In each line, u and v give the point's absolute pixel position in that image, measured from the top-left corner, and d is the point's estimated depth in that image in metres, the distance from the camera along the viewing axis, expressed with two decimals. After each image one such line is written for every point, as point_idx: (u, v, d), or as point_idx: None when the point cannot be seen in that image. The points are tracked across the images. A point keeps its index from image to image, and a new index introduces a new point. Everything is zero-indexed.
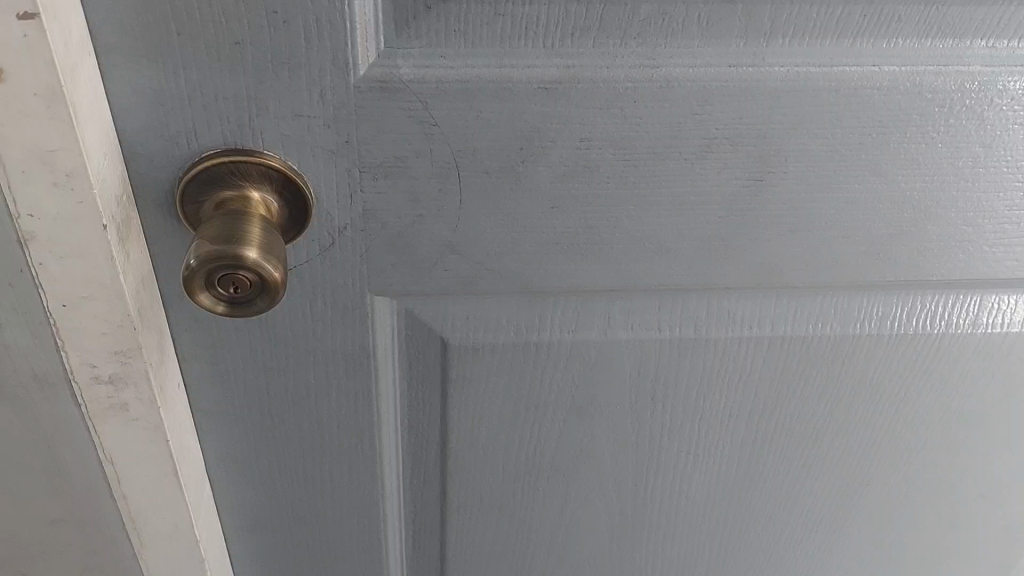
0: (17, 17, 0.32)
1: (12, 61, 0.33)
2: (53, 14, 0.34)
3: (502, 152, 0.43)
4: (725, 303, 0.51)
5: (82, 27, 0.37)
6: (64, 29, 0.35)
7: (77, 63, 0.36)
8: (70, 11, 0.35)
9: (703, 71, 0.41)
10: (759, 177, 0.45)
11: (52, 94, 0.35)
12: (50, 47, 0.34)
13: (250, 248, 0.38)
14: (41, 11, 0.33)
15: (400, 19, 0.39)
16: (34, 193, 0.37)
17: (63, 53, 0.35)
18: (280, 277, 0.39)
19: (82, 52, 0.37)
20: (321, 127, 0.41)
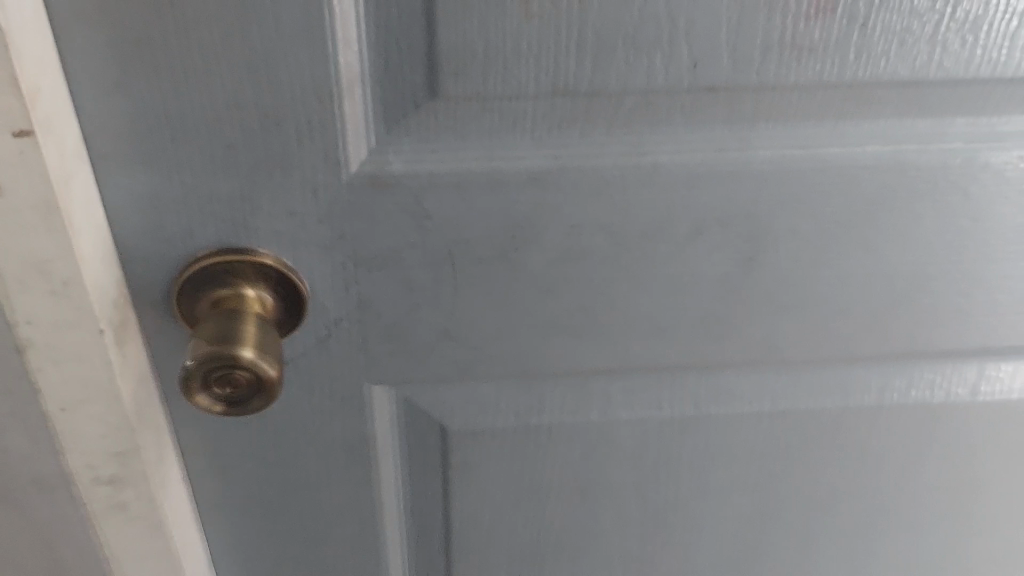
0: (13, 135, 0.33)
1: (8, 177, 0.34)
2: (48, 129, 0.34)
3: (494, 240, 0.44)
4: (723, 380, 0.51)
5: (77, 138, 0.37)
6: (59, 143, 0.35)
7: (73, 174, 0.36)
8: (66, 124, 0.36)
9: (689, 157, 0.42)
10: (750, 256, 0.45)
11: (48, 207, 0.35)
12: (44, 161, 0.34)
13: (245, 346, 0.39)
14: (36, 128, 0.33)
15: (390, 117, 0.40)
16: (31, 302, 0.38)
17: (58, 166, 0.35)
18: (276, 374, 0.39)
19: (77, 162, 0.37)
20: (314, 224, 0.42)
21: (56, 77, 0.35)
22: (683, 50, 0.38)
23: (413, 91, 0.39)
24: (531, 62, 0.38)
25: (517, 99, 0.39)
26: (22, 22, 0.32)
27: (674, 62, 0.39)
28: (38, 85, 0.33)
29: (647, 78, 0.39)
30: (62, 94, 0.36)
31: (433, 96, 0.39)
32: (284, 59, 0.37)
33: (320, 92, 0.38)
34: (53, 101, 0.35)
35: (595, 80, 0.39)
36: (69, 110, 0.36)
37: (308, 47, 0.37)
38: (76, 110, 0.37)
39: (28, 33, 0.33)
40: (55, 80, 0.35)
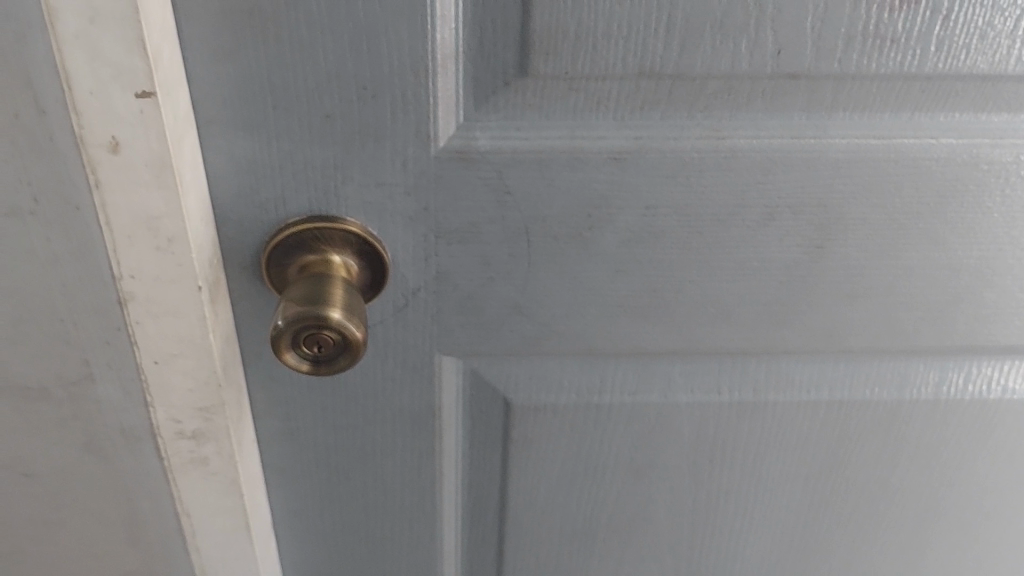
0: (136, 95, 0.35)
1: (128, 135, 0.36)
2: (167, 92, 0.36)
3: (571, 218, 0.45)
4: (784, 366, 0.52)
5: (187, 102, 0.39)
6: (175, 106, 0.37)
7: (184, 137, 0.39)
8: (179, 88, 0.38)
9: (767, 141, 0.43)
10: (819, 243, 0.46)
11: (161, 167, 0.37)
12: (163, 122, 0.36)
13: (333, 309, 0.40)
14: (157, 90, 0.35)
15: (480, 94, 0.41)
16: (136, 257, 0.40)
17: (172, 128, 0.37)
18: (361, 336, 0.40)
19: (187, 125, 0.39)
20: (401, 195, 0.44)
21: (173, 43, 0.37)
22: (769, 36, 0.39)
23: (505, 68, 0.40)
24: (620, 44, 0.39)
25: (604, 79, 0.41)
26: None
27: (759, 48, 0.39)
28: (160, 50, 0.36)
29: (731, 62, 0.40)
30: (178, 59, 0.38)
31: (523, 73, 0.40)
32: (385, 32, 0.39)
33: (417, 66, 0.40)
34: (171, 66, 0.37)
35: (682, 63, 0.40)
36: (183, 75, 0.39)
37: (409, 22, 0.38)
38: (188, 75, 0.39)
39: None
40: (173, 46, 0.37)
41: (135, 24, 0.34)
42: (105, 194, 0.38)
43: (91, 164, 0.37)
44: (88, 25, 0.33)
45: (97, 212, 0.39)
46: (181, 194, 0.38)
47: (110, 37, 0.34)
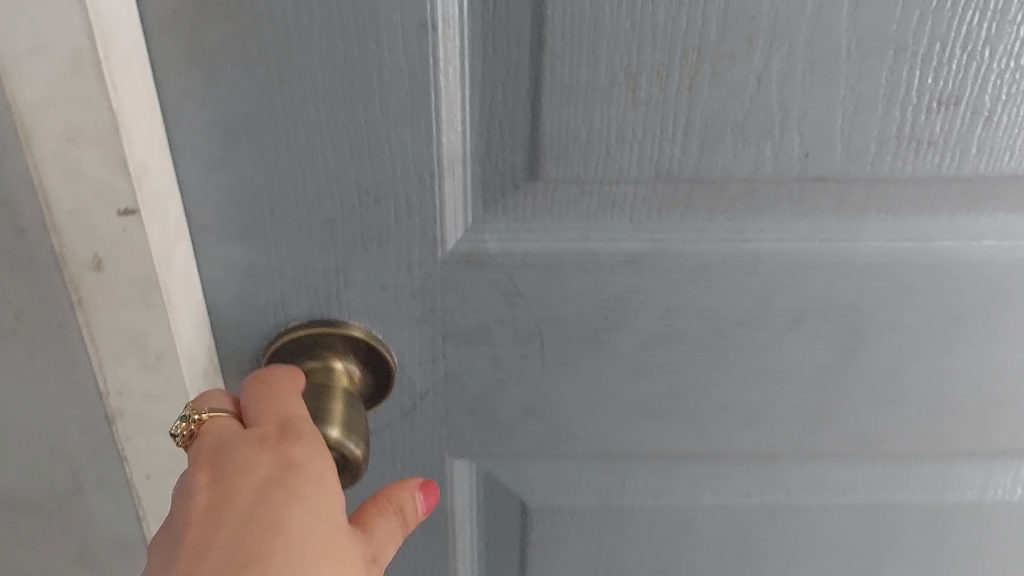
0: (118, 212, 0.34)
1: (112, 251, 0.35)
2: (156, 208, 0.35)
3: (587, 320, 0.42)
4: (817, 469, 0.49)
5: (178, 213, 0.38)
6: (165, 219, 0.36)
7: (175, 250, 0.37)
8: (169, 199, 0.37)
9: (793, 245, 0.40)
10: (851, 348, 0.44)
11: (146, 285, 0.36)
12: (150, 240, 0.35)
13: (331, 426, 0.38)
14: (142, 207, 0.34)
15: (488, 196, 0.39)
16: (123, 373, 0.39)
17: (161, 244, 0.35)
18: (362, 454, 0.38)
19: (177, 236, 0.38)
20: (407, 298, 0.42)
21: (162, 155, 0.36)
22: (794, 139, 0.37)
23: (514, 172, 0.38)
24: (635, 147, 0.37)
25: (619, 182, 0.38)
26: (138, 103, 0.33)
27: (784, 152, 0.37)
28: (147, 164, 0.34)
29: (754, 166, 0.37)
30: (167, 171, 0.36)
31: (533, 178, 0.38)
32: (387, 138, 0.37)
33: (421, 171, 0.38)
34: (159, 179, 0.35)
35: (700, 166, 0.37)
36: (173, 186, 0.37)
37: (412, 126, 0.36)
38: (178, 185, 0.38)
39: (138, 110, 0.33)
40: (162, 157, 0.36)
41: (117, 142, 0.32)
42: (89, 311, 0.37)
43: (74, 282, 0.37)
44: (67, 143, 0.32)
45: (81, 327, 0.38)
46: (170, 312, 0.37)
47: (91, 156, 0.32)
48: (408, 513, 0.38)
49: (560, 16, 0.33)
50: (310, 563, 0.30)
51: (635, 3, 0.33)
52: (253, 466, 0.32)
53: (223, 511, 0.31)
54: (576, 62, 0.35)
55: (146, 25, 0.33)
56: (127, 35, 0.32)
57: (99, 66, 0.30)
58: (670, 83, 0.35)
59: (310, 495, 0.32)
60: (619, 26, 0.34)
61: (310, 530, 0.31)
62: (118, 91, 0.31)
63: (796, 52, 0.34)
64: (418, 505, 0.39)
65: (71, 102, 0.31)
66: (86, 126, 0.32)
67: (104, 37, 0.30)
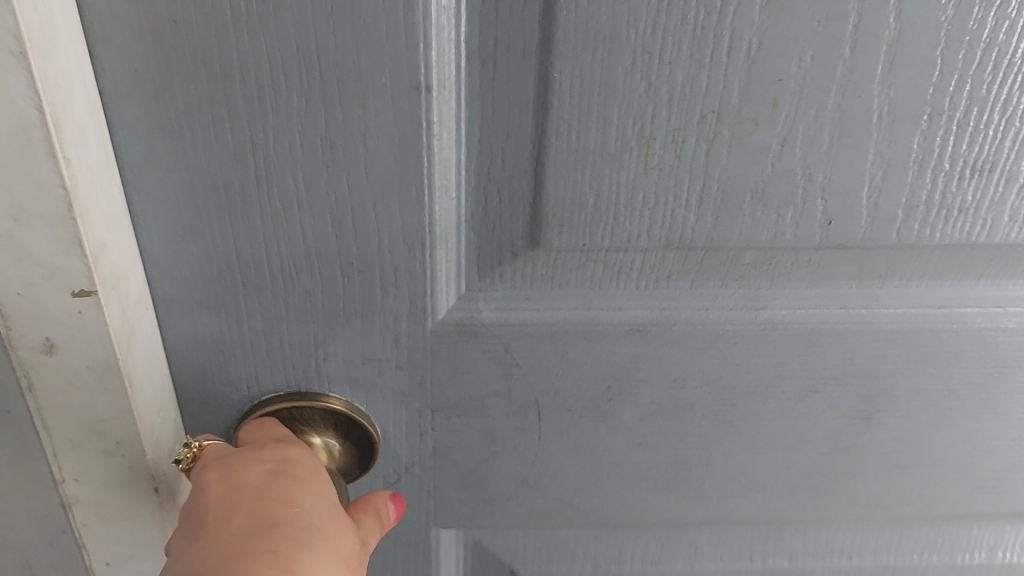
0: (71, 294, 0.30)
1: (65, 334, 0.31)
2: (115, 286, 0.31)
3: (587, 391, 0.39)
4: (824, 534, 0.47)
5: (140, 283, 0.34)
6: (124, 295, 0.32)
7: (138, 326, 0.33)
8: (131, 270, 0.33)
9: (810, 312, 0.37)
10: (867, 415, 0.41)
11: (104, 370, 0.32)
12: (108, 321, 0.31)
13: None
14: (98, 287, 0.30)
15: (484, 264, 0.36)
16: (80, 459, 0.35)
17: (121, 324, 0.32)
18: None
19: (140, 310, 0.34)
20: (393, 370, 0.38)
21: (122, 223, 0.32)
22: (818, 206, 0.34)
23: (512, 239, 0.35)
24: (645, 215, 0.34)
25: (626, 250, 0.35)
26: (94, 174, 0.29)
27: (806, 220, 0.34)
28: (105, 239, 0.30)
29: (773, 234, 0.34)
30: (128, 239, 0.33)
31: (534, 245, 0.35)
32: (373, 207, 0.33)
33: (412, 240, 0.34)
34: (119, 252, 0.31)
35: (715, 235, 0.34)
36: (134, 255, 0.33)
37: (401, 194, 0.33)
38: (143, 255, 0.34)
39: (94, 181, 0.29)
40: (122, 227, 0.32)
41: (70, 222, 0.28)
42: (40, 398, 0.33)
43: (21, 367, 0.32)
44: (12, 223, 0.28)
45: (30, 415, 0.34)
46: (132, 395, 0.33)
47: (39, 236, 0.28)
48: (384, 514, 0.36)
49: (568, 77, 0.30)
50: (321, 531, 0.31)
51: (650, 66, 0.30)
52: (258, 458, 0.33)
53: (239, 491, 0.31)
54: (584, 125, 0.31)
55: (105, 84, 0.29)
56: (80, 99, 0.28)
57: (50, 141, 0.26)
58: (686, 148, 0.32)
59: (311, 481, 0.33)
60: (632, 88, 0.30)
61: (316, 509, 0.32)
62: (72, 166, 0.27)
63: (824, 116, 0.31)
64: (390, 510, 0.37)
65: (17, 180, 0.27)
66: (34, 205, 0.28)
67: (56, 107, 0.26)
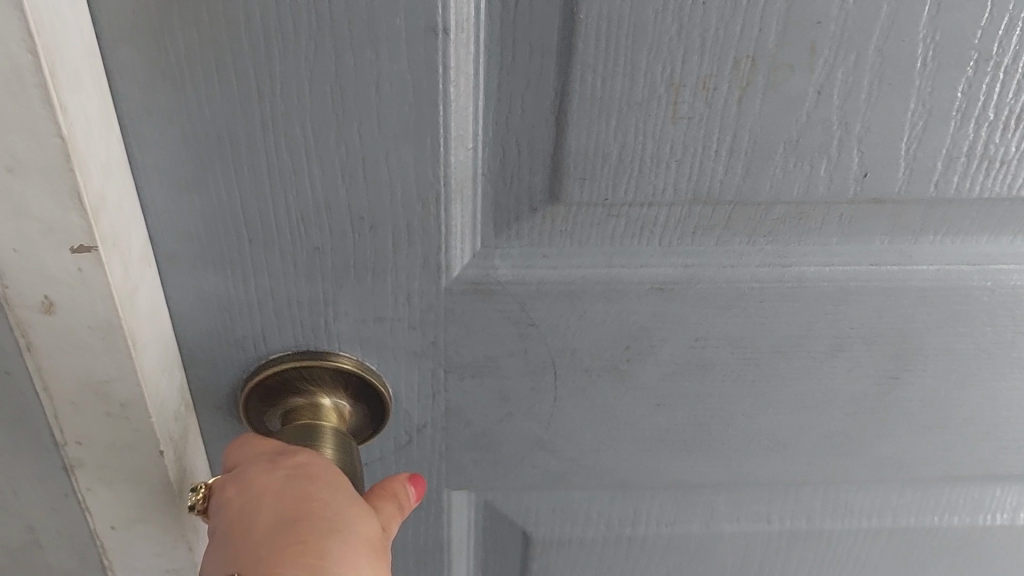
0: (72, 250, 0.28)
1: (66, 294, 0.29)
2: (117, 242, 0.29)
3: (606, 350, 0.38)
4: (844, 495, 0.46)
5: (142, 238, 0.32)
6: (126, 251, 0.30)
7: (141, 284, 0.32)
8: (133, 224, 0.31)
9: (840, 270, 0.36)
10: (894, 375, 0.40)
11: (107, 330, 0.30)
12: (110, 279, 0.29)
13: None
14: (99, 244, 0.28)
15: (500, 219, 0.34)
16: (82, 423, 0.34)
17: (123, 281, 0.30)
18: None
19: (142, 266, 0.32)
20: (405, 329, 0.37)
21: (122, 175, 0.30)
22: (853, 158, 0.32)
23: (531, 193, 0.33)
24: (672, 167, 0.32)
25: (650, 204, 0.33)
26: (93, 121, 0.27)
27: (841, 172, 0.32)
28: (105, 192, 0.28)
29: (805, 187, 0.33)
30: (128, 191, 0.31)
31: (553, 200, 0.33)
32: (386, 159, 0.31)
33: (426, 194, 0.33)
34: (119, 205, 0.30)
35: (745, 188, 0.33)
36: (135, 208, 0.32)
37: (415, 146, 0.31)
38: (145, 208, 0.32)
39: (93, 131, 0.27)
40: (122, 177, 0.30)
41: (68, 174, 0.26)
42: (40, 359, 0.32)
43: (20, 327, 0.31)
44: (9, 175, 0.26)
45: (30, 375, 0.32)
46: (136, 356, 0.32)
47: (37, 189, 0.27)
48: (404, 499, 0.35)
49: (595, 19, 0.28)
50: (348, 526, 0.30)
51: (683, 7, 0.28)
52: (267, 474, 0.32)
53: (255, 506, 0.30)
54: (610, 72, 0.29)
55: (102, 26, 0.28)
56: (76, 41, 0.26)
57: (45, 86, 0.24)
58: (718, 96, 0.30)
59: (326, 476, 0.32)
60: (663, 32, 0.29)
61: (338, 503, 0.30)
62: (70, 113, 0.26)
63: (865, 62, 0.30)
64: (411, 494, 0.35)
65: (10, 129, 0.25)
66: (29, 155, 0.26)
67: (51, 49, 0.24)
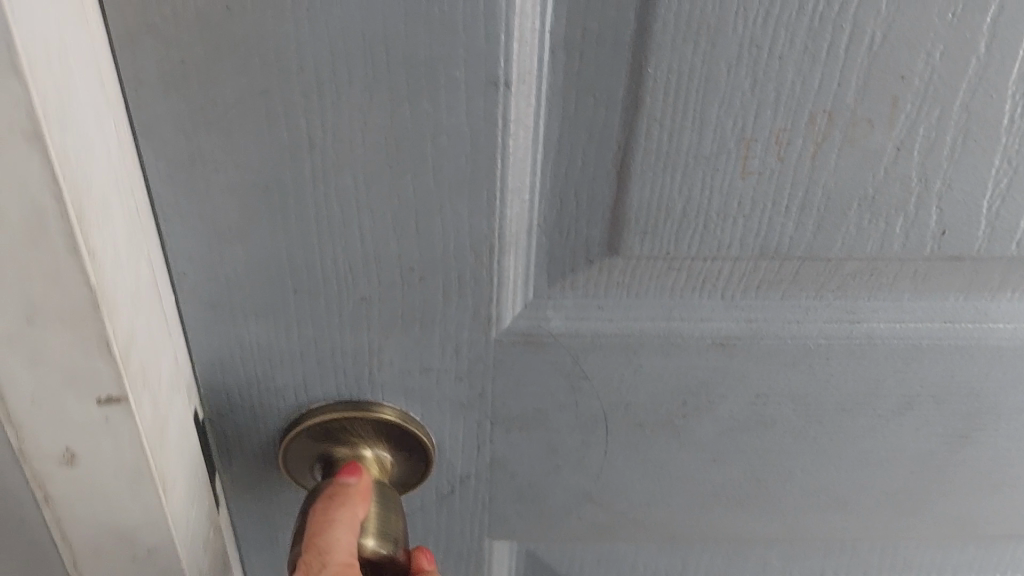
0: (98, 400, 0.27)
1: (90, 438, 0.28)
2: (146, 379, 0.28)
3: (662, 405, 0.36)
4: (902, 551, 0.44)
5: (169, 369, 0.31)
6: (155, 395, 0.29)
7: (169, 420, 0.31)
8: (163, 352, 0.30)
9: (912, 326, 0.34)
10: (963, 433, 0.38)
11: (135, 475, 0.29)
12: (138, 426, 0.28)
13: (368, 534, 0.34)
14: (127, 394, 0.27)
15: (555, 270, 0.33)
16: (106, 567, 0.33)
17: (152, 426, 0.29)
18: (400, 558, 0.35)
19: (172, 394, 0.31)
20: (452, 381, 0.36)
21: (154, 310, 0.29)
22: (931, 216, 0.30)
23: (589, 245, 0.32)
24: (739, 223, 0.31)
25: (714, 258, 0.32)
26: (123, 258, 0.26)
27: (918, 228, 0.31)
28: (134, 330, 0.27)
29: (879, 245, 0.31)
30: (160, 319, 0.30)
31: (612, 252, 0.32)
32: (439, 211, 0.30)
33: (479, 246, 0.31)
34: (149, 339, 0.29)
35: (816, 244, 0.31)
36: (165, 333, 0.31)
37: (470, 198, 0.30)
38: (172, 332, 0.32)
39: (122, 273, 0.26)
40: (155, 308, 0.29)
41: (96, 322, 0.25)
42: (59, 508, 0.31)
43: (38, 478, 0.30)
44: (27, 324, 0.25)
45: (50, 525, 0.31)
46: (164, 496, 0.31)
47: (60, 336, 0.25)
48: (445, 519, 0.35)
49: (664, 73, 0.27)
50: None
51: (758, 61, 0.26)
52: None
53: None
54: (678, 125, 0.28)
55: (124, 148, 0.27)
56: (102, 178, 0.25)
57: (71, 231, 0.23)
58: (791, 152, 0.29)
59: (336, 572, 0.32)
60: (736, 85, 0.27)
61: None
62: (98, 258, 0.24)
63: (950, 117, 0.28)
64: None
65: (32, 276, 0.24)
66: (52, 302, 0.24)
67: (80, 191, 0.23)
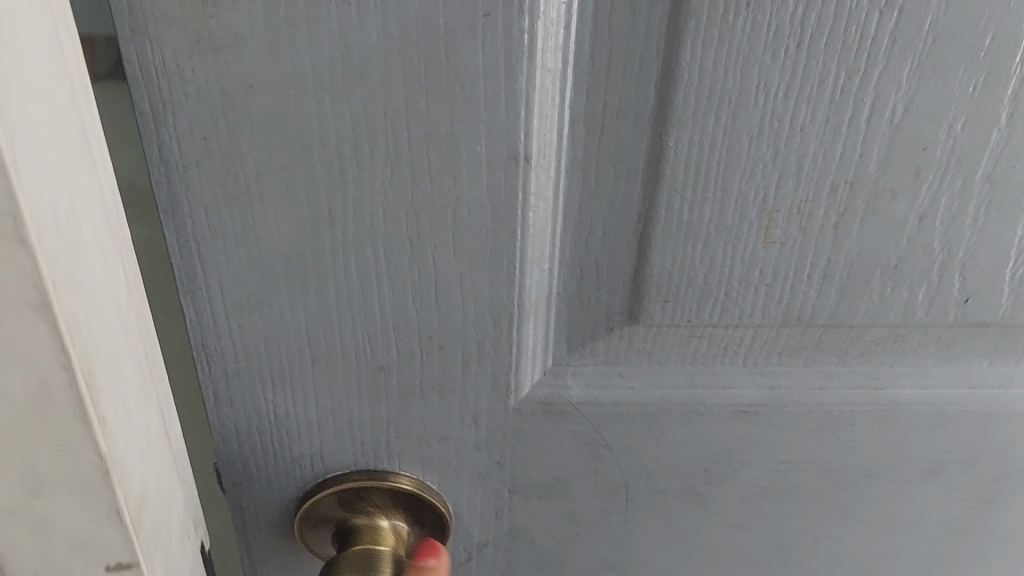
0: (107, 569, 0.25)
1: None
2: (156, 545, 0.27)
3: (684, 473, 0.36)
4: None
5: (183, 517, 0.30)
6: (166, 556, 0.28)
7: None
8: (174, 509, 0.29)
9: (937, 392, 0.34)
10: (990, 498, 0.37)
11: None
12: None
13: None
14: (139, 561, 0.26)
15: (575, 338, 0.33)
16: None
17: None
18: None
19: (184, 551, 0.30)
20: (470, 449, 0.35)
21: (165, 463, 0.28)
22: (956, 283, 0.30)
23: (610, 313, 0.32)
24: (762, 291, 0.30)
25: (737, 325, 0.32)
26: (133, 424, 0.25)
27: (942, 295, 0.30)
28: (144, 494, 0.26)
29: (903, 312, 0.31)
30: (173, 472, 0.29)
31: (633, 320, 0.32)
32: (460, 282, 0.30)
33: (499, 316, 0.31)
34: (160, 497, 0.27)
35: (839, 311, 0.31)
36: (178, 488, 0.29)
37: (491, 269, 0.29)
38: (187, 479, 0.30)
39: (133, 436, 0.25)
40: (166, 464, 0.28)
41: (103, 489, 0.24)
42: None
43: None
44: (30, 496, 0.23)
45: None
46: None
47: (67, 506, 0.24)
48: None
49: (686, 145, 0.27)
50: None
51: (780, 133, 0.26)
52: None
53: None
54: (700, 196, 0.28)
55: (140, 311, 0.26)
56: (114, 338, 0.23)
57: (79, 397, 0.22)
58: (814, 221, 0.28)
59: None
60: (758, 156, 0.27)
61: None
62: (108, 425, 0.23)
63: (973, 187, 0.28)
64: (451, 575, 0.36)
65: (35, 449, 0.22)
66: (58, 474, 0.23)
67: (90, 361, 0.22)
